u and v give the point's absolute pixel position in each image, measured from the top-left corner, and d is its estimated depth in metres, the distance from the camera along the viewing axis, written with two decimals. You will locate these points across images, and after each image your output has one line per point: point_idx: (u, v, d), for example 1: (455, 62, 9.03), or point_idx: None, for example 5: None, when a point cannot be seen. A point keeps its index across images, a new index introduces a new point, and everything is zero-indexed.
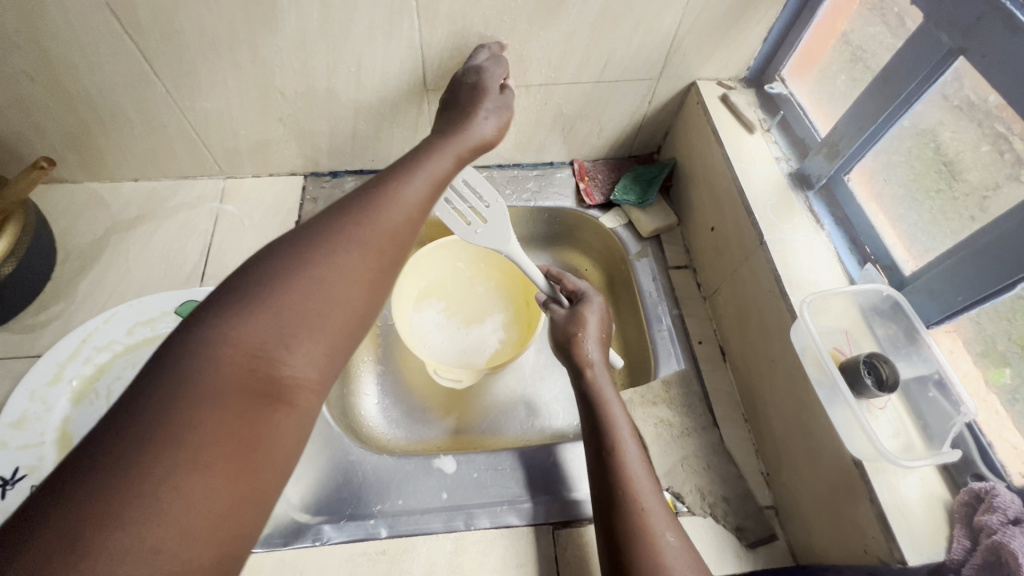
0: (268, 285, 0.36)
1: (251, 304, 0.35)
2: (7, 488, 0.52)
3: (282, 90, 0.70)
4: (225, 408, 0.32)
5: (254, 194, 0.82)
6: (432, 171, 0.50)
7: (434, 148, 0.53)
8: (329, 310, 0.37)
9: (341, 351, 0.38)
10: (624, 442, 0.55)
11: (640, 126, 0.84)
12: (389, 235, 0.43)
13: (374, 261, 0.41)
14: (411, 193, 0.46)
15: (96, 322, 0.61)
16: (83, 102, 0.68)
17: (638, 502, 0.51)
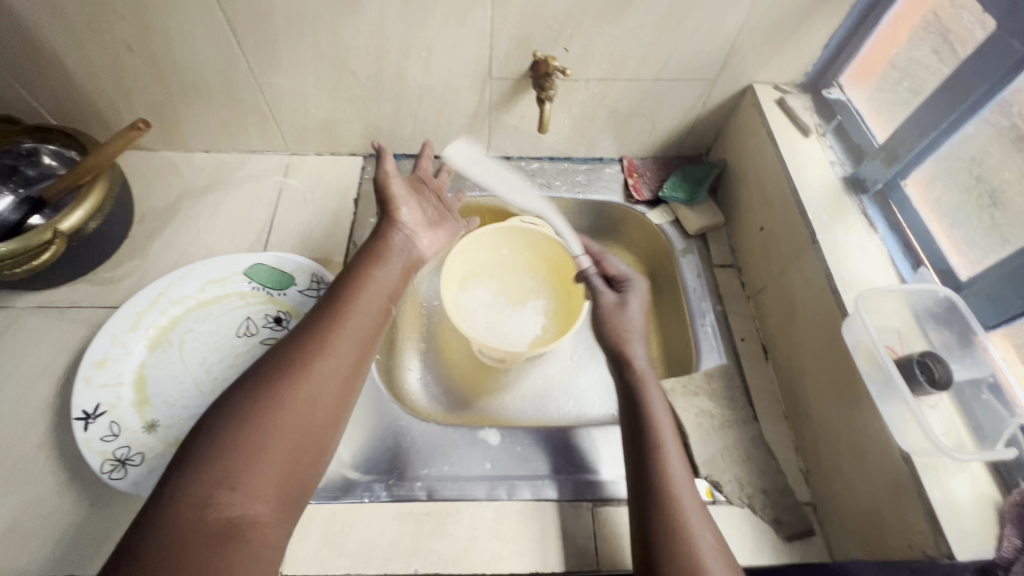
0: (237, 421, 0.45)
1: (206, 461, 0.43)
2: (89, 421, 0.55)
3: (355, 72, 0.73)
4: (191, 556, 0.38)
5: (316, 171, 0.86)
6: (380, 283, 0.61)
7: (379, 253, 0.64)
8: (305, 415, 0.48)
9: (290, 497, 0.45)
10: (662, 447, 0.56)
11: (692, 126, 0.85)
12: (349, 345, 0.54)
13: (314, 405, 0.49)
14: (366, 304, 0.58)
15: (172, 277, 0.65)
16: (171, 73, 0.73)
17: (677, 504, 0.51)
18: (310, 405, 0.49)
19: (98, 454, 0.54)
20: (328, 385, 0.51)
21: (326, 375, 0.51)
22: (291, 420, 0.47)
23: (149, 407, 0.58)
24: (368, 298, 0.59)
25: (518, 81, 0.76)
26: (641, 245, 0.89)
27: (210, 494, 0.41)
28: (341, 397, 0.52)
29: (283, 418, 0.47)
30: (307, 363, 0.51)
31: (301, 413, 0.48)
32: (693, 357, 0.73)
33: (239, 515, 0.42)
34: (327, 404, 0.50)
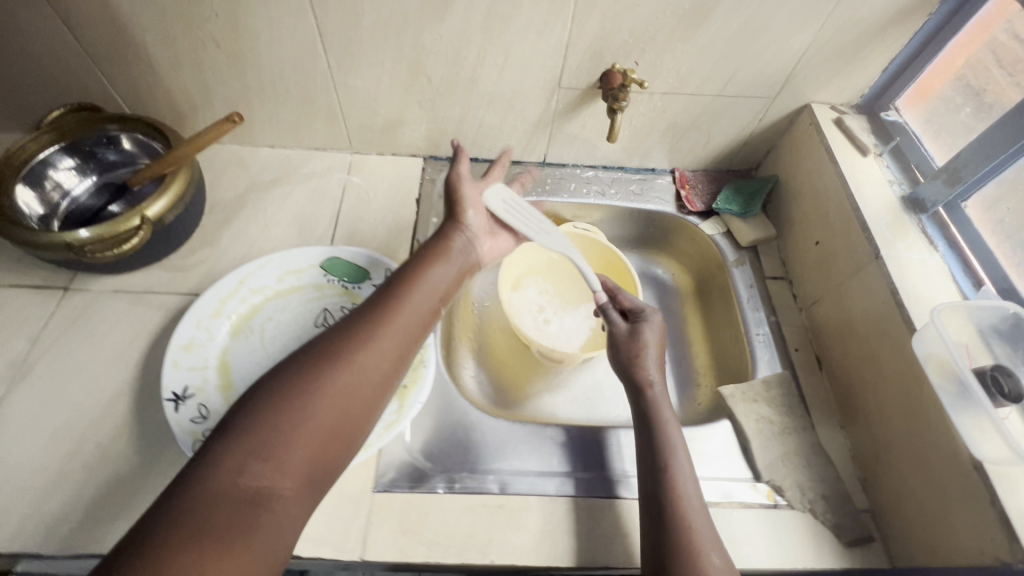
0: (278, 400, 0.47)
1: (247, 432, 0.45)
2: (179, 403, 0.57)
3: (430, 76, 0.76)
4: (219, 523, 0.40)
5: (378, 170, 0.88)
6: (432, 283, 0.61)
7: (436, 253, 0.64)
8: (340, 407, 0.48)
9: (319, 477, 0.46)
10: (678, 466, 0.56)
11: (746, 142, 0.88)
12: (391, 343, 0.54)
13: (351, 390, 0.50)
14: (414, 304, 0.58)
15: (252, 266, 0.67)
16: (251, 69, 0.75)
17: (690, 524, 0.52)
18: (343, 399, 0.49)
19: (189, 435, 0.55)
20: (363, 382, 0.51)
21: (363, 370, 0.51)
22: (325, 411, 0.47)
23: (233, 391, 0.60)
24: (420, 292, 0.59)
25: (586, 91, 0.78)
26: (691, 255, 0.91)
27: (243, 464, 0.43)
28: (375, 397, 0.51)
29: (316, 408, 0.47)
30: (348, 356, 0.51)
31: (334, 403, 0.48)
32: (748, 366, 0.75)
33: (266, 489, 0.43)
34: (359, 401, 0.50)
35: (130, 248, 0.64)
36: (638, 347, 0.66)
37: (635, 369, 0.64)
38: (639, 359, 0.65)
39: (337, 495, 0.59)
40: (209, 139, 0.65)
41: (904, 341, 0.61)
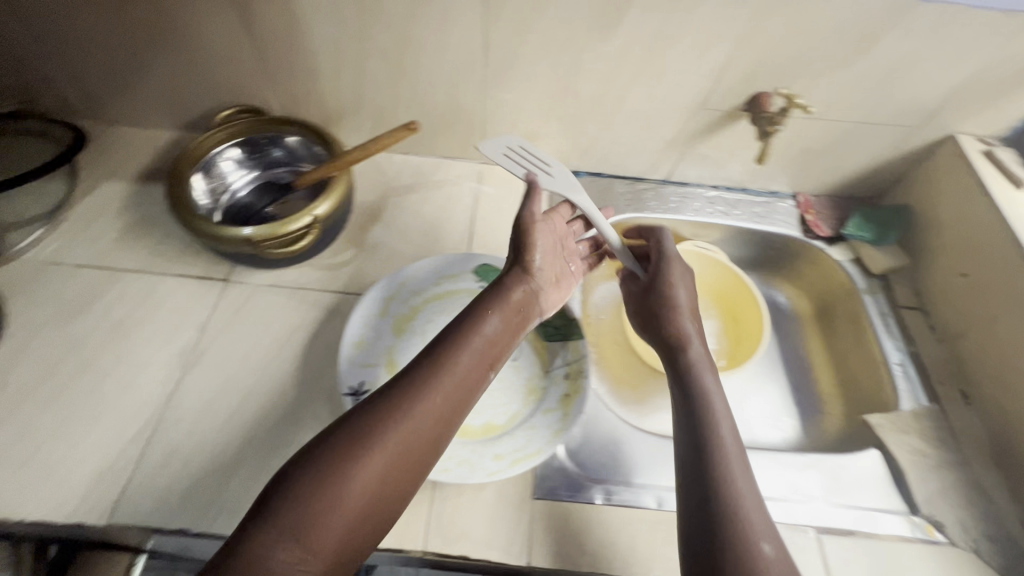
0: (324, 467, 0.42)
1: (288, 505, 0.40)
2: (357, 398, 0.59)
3: (578, 93, 0.78)
4: None
5: (507, 180, 0.90)
6: (490, 334, 0.54)
7: (492, 303, 0.57)
8: (373, 486, 0.43)
9: (349, 554, 0.41)
10: (716, 409, 0.53)
11: (879, 169, 0.87)
12: (430, 413, 0.47)
13: (397, 459, 0.44)
14: (461, 369, 0.51)
15: (412, 269, 0.69)
16: (407, 79, 0.78)
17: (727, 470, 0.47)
18: (377, 481, 0.43)
19: None
20: (399, 460, 0.44)
21: (397, 447, 0.44)
22: (356, 494, 0.42)
23: None
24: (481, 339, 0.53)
25: (729, 113, 0.79)
26: (812, 281, 0.91)
27: (276, 542, 0.38)
28: (409, 473, 0.45)
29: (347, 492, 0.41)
30: (384, 431, 0.45)
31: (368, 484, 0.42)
32: (889, 396, 0.74)
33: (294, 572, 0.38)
34: (392, 481, 0.44)
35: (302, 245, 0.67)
36: (664, 294, 0.67)
37: (667, 316, 0.65)
38: (666, 298, 0.67)
39: (500, 499, 0.59)
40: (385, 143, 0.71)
41: None
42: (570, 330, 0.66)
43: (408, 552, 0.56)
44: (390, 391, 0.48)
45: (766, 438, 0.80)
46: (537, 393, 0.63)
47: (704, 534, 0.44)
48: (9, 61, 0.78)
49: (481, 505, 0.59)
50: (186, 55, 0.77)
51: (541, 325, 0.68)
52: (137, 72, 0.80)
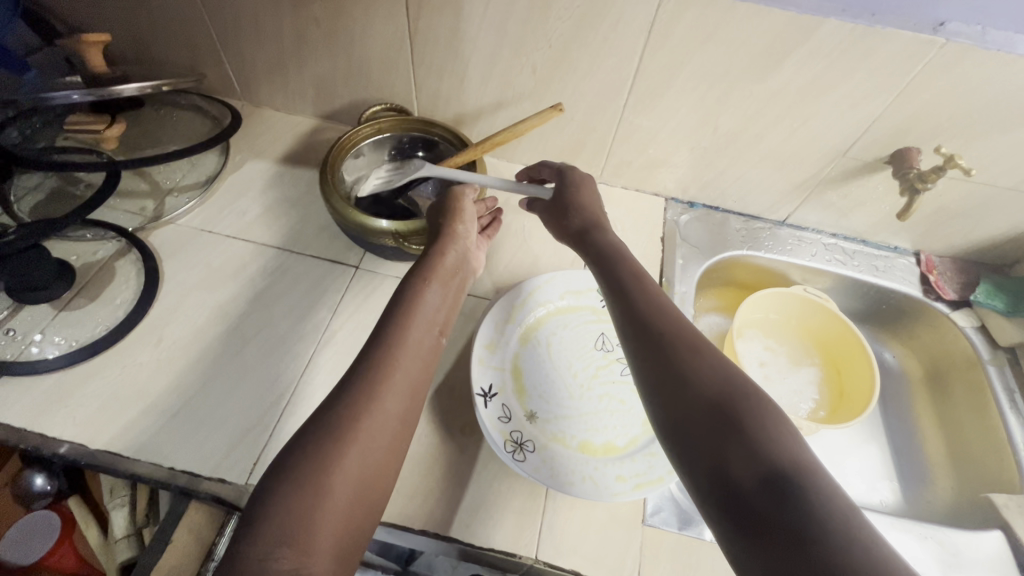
0: (307, 471, 0.43)
1: (275, 507, 0.42)
2: (487, 399, 0.60)
3: (717, 127, 0.78)
4: None
5: (623, 203, 0.91)
6: (432, 309, 0.58)
7: (430, 275, 0.61)
8: (358, 475, 0.45)
9: (351, 531, 0.44)
10: (646, 292, 0.54)
11: (1015, 239, 0.84)
12: (392, 387, 0.50)
13: (378, 445, 0.47)
14: (411, 346, 0.53)
15: (540, 280, 0.71)
16: (549, 97, 0.80)
17: (675, 350, 0.48)
18: (360, 472, 0.45)
19: (499, 433, 0.58)
20: (372, 445, 0.47)
21: (370, 438, 0.47)
22: (339, 488, 0.44)
23: (528, 398, 0.62)
24: (428, 307, 0.58)
25: (870, 164, 0.78)
26: (928, 344, 0.88)
27: (271, 548, 0.40)
28: (386, 449, 0.48)
29: (332, 489, 0.43)
30: (350, 430, 0.46)
31: (350, 476, 0.45)
32: (1014, 477, 0.70)
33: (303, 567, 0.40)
34: (371, 466, 0.46)
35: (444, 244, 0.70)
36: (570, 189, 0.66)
37: (572, 201, 0.65)
38: (580, 186, 0.66)
39: (611, 519, 0.60)
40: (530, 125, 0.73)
41: None
42: None
43: (521, 556, 0.57)
44: (348, 390, 0.49)
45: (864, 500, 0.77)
46: None
47: (669, 415, 0.46)
48: (190, 41, 0.85)
49: (593, 523, 0.59)
50: (346, 52, 0.82)
51: None
52: (297, 63, 0.86)
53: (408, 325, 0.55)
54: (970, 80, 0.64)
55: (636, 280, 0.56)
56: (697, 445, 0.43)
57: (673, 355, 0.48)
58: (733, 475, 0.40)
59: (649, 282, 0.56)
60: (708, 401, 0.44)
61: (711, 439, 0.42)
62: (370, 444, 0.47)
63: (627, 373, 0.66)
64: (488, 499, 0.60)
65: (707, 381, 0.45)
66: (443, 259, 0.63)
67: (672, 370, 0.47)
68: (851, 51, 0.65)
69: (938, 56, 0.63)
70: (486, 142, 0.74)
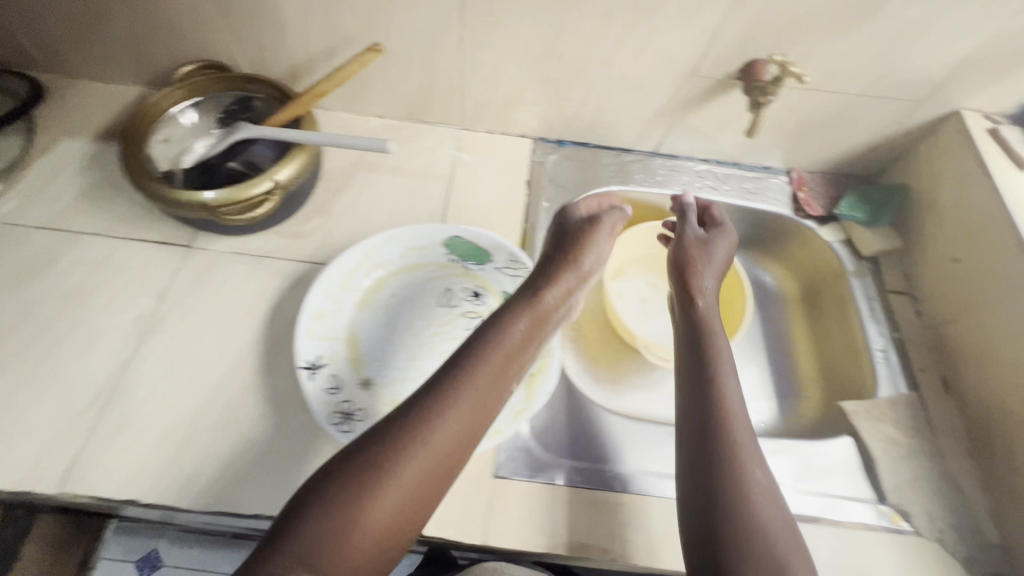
0: (336, 502, 0.42)
1: (302, 537, 0.40)
2: (314, 372, 0.57)
3: (561, 55, 0.73)
4: None
5: (487, 148, 0.86)
6: (508, 345, 0.54)
7: (521, 309, 0.57)
8: (402, 507, 0.44)
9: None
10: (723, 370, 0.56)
11: (877, 147, 0.83)
12: (455, 425, 0.47)
13: (420, 486, 0.45)
14: (480, 378, 0.50)
15: (377, 240, 0.66)
16: (380, 38, 0.73)
17: (733, 433, 0.51)
18: (404, 503, 0.44)
19: (326, 405, 0.55)
20: (415, 485, 0.45)
21: (419, 470, 0.45)
22: (376, 517, 0.42)
23: (363, 364, 0.59)
24: (506, 347, 0.53)
25: (722, 82, 0.74)
26: (801, 261, 0.88)
27: None
28: (433, 476, 0.46)
29: (370, 518, 0.42)
30: (394, 458, 0.44)
31: (389, 505, 0.43)
32: (869, 383, 0.72)
33: None
34: (418, 497, 0.45)
35: (262, 213, 0.65)
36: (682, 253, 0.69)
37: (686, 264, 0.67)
38: (695, 262, 0.67)
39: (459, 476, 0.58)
40: (349, 73, 0.66)
41: None
42: None
43: None
44: (409, 425, 0.46)
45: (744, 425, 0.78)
46: None
47: (699, 493, 0.49)
48: None
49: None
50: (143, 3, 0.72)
51: None
52: (94, 22, 0.75)
53: (482, 362, 0.52)
54: None
55: (710, 351, 0.58)
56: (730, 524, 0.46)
57: (728, 446, 0.50)
58: (758, 567, 0.44)
59: (726, 359, 0.58)
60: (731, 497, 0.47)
61: (765, 532, 0.46)
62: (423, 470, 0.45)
63: (471, 327, 0.63)
64: None
65: (753, 471, 0.49)
66: (541, 297, 0.58)
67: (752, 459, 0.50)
68: None
69: None
70: (309, 94, 0.67)
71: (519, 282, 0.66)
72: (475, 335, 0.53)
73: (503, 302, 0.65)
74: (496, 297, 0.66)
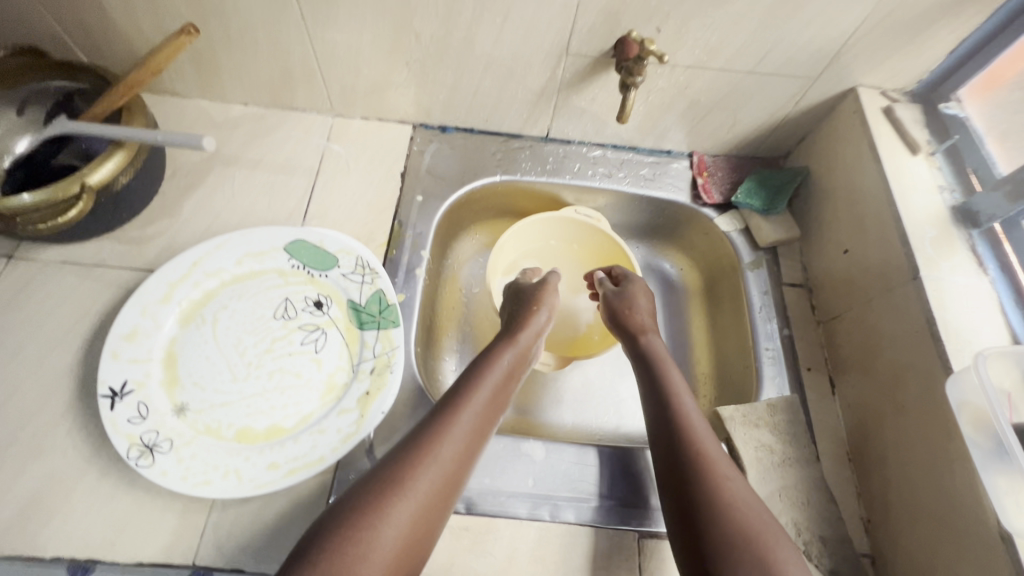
0: (355, 515, 0.42)
1: (323, 550, 0.40)
2: (116, 400, 0.51)
3: (418, 32, 0.66)
4: None
5: (362, 137, 0.79)
6: (505, 369, 0.58)
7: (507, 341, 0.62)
8: (410, 525, 0.44)
9: None
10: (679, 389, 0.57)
11: (777, 128, 0.77)
12: (462, 446, 0.50)
13: (431, 500, 0.46)
14: (481, 402, 0.54)
15: (207, 247, 0.60)
16: (214, 17, 0.65)
17: (698, 443, 0.51)
18: (415, 521, 0.44)
19: (125, 437, 0.50)
20: (426, 496, 0.46)
21: (429, 486, 0.46)
22: (386, 532, 0.42)
23: (179, 388, 0.54)
24: (497, 374, 0.57)
25: (598, 60, 0.67)
26: (701, 252, 0.83)
27: None
28: (443, 496, 0.47)
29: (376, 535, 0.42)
30: (408, 475, 0.46)
31: (400, 522, 0.43)
32: (754, 384, 0.67)
33: None
34: (425, 516, 0.45)
35: (74, 215, 0.57)
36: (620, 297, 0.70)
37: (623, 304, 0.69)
38: (631, 305, 0.69)
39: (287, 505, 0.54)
40: (164, 58, 0.58)
41: (937, 380, 0.53)
42: (385, 319, 0.59)
43: (174, 565, 0.50)
44: (408, 450, 0.48)
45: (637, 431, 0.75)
46: (337, 392, 0.56)
47: (685, 506, 0.47)
48: None
49: (249, 513, 0.52)
50: None
51: (355, 311, 0.60)
52: None
53: (480, 384, 0.56)
54: None
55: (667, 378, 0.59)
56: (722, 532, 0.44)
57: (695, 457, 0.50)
58: (763, 569, 0.42)
59: (676, 380, 0.59)
60: (735, 509, 0.45)
61: (759, 535, 0.44)
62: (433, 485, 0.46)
63: (308, 342, 0.58)
64: (142, 507, 0.53)
65: (740, 484, 0.48)
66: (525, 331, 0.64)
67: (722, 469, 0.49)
68: None
69: None
70: (125, 84, 0.60)
71: (366, 289, 0.61)
72: (484, 369, 0.57)
73: (346, 313, 0.60)
74: (340, 307, 0.60)
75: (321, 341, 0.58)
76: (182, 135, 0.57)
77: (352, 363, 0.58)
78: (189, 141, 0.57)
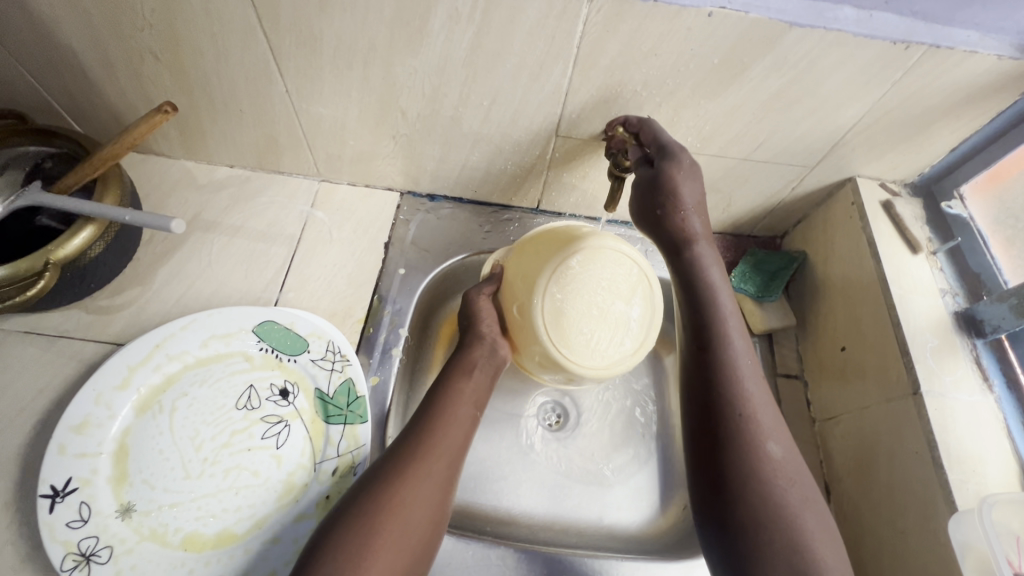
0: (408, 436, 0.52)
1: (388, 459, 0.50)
2: (56, 501, 0.48)
3: (404, 110, 0.64)
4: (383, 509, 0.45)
5: (347, 204, 0.77)
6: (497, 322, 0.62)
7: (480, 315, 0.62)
8: (453, 468, 0.51)
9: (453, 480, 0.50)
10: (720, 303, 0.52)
11: (773, 211, 0.75)
12: (457, 433, 0.53)
13: (468, 421, 0.55)
14: (469, 392, 0.56)
15: (173, 327, 0.57)
16: (198, 88, 0.64)
17: (741, 383, 0.48)
18: (464, 433, 0.53)
19: (61, 545, 0.47)
20: (464, 419, 0.54)
21: (442, 459, 0.50)
22: (415, 505, 0.47)
23: (127, 486, 0.51)
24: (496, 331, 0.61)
25: (588, 142, 0.65)
26: None
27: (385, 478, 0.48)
28: (449, 484, 0.50)
29: (412, 495, 0.47)
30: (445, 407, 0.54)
31: (426, 495, 0.48)
32: None
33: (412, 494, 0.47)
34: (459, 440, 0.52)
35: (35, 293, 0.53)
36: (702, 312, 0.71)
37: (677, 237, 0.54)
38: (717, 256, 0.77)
39: None
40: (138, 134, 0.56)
41: (937, 511, 0.50)
42: (353, 413, 0.57)
43: None
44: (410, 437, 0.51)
45: (624, 525, 0.67)
46: (296, 492, 0.54)
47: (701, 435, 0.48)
48: None
49: None
50: None
51: (321, 403, 0.58)
52: None
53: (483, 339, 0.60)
54: (642, 38, 0.52)
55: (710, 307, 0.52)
56: (727, 399, 0.48)
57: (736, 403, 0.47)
58: (762, 508, 0.44)
59: (721, 304, 0.52)
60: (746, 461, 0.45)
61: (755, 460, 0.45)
62: (464, 411, 0.55)
63: (269, 436, 0.56)
64: None
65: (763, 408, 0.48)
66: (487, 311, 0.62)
67: (795, 492, 0.45)
68: (494, 9, 0.51)
69: (594, 10, 0.50)
70: (101, 157, 0.58)
71: (335, 378, 0.58)
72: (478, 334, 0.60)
73: (312, 406, 0.57)
74: (307, 397, 0.58)
75: (283, 435, 0.56)
76: (154, 214, 0.54)
77: (313, 461, 0.55)
78: (163, 222, 0.54)
